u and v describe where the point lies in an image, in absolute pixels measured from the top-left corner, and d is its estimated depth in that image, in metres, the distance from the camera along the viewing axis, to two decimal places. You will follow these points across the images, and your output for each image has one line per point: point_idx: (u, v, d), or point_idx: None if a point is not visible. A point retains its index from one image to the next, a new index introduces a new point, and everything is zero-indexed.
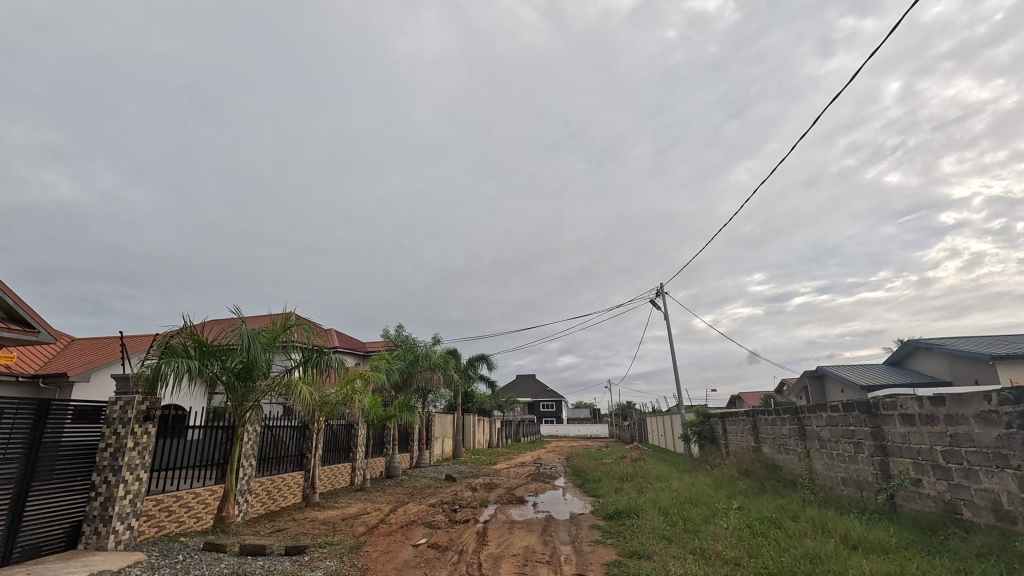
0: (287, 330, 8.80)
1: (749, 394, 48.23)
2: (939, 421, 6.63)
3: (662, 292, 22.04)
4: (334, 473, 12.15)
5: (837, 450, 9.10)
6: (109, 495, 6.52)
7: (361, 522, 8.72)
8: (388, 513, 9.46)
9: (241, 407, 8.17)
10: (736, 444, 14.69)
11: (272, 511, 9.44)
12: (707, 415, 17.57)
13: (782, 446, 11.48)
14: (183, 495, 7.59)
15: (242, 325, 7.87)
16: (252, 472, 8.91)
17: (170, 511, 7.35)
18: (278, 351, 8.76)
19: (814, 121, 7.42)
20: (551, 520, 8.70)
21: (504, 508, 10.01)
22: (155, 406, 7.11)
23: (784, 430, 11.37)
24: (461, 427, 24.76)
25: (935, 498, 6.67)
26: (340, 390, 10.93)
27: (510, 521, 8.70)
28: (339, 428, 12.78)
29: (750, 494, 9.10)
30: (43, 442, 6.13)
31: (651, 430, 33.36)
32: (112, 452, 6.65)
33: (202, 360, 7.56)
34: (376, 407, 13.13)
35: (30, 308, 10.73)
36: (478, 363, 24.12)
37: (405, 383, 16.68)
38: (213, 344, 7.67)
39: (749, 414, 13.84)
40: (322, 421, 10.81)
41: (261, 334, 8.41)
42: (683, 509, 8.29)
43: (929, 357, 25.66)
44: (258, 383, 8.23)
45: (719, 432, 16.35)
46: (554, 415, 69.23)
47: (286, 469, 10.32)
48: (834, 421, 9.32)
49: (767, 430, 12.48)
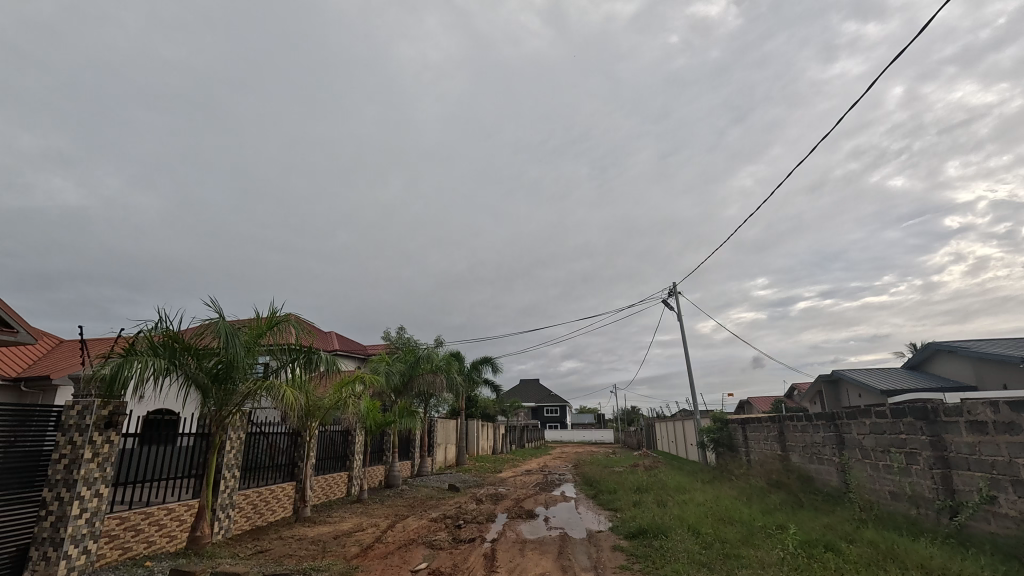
0: (274, 326, 7.90)
1: (759, 398, 47.17)
2: (1021, 429, 5.70)
3: (675, 292, 21.10)
4: (329, 483, 11.28)
5: (884, 461, 8.16)
6: (61, 514, 5.65)
7: (355, 541, 7.81)
8: (385, 530, 8.53)
9: (221, 412, 7.35)
10: (759, 453, 13.71)
11: (258, 526, 8.60)
12: (725, 421, 16.59)
13: (815, 455, 10.49)
14: (152, 512, 6.75)
15: (221, 320, 6.98)
16: (235, 484, 8.07)
17: (137, 530, 6.51)
18: (260, 350, 7.86)
19: (868, 88, 6.53)
20: (568, 540, 7.77)
21: (514, 524, 9.07)
22: (119, 411, 6.27)
23: (818, 438, 10.41)
24: (464, 432, 23.82)
25: (1015, 519, 5.74)
26: (333, 394, 10.01)
27: (521, 541, 7.75)
28: (334, 435, 11.92)
29: (789, 510, 8.15)
30: (21, 449, 5.59)
31: (660, 436, 32.32)
32: (66, 464, 5.80)
33: (173, 358, 6.70)
34: (373, 412, 12.21)
35: (7, 307, 9.95)
36: (481, 367, 23.20)
37: (405, 387, 15.79)
38: (188, 341, 6.80)
39: (774, 420, 12.87)
40: (315, 426, 9.90)
41: (242, 330, 7.53)
42: (717, 529, 7.34)
43: (952, 360, 24.63)
44: (238, 386, 7.37)
45: (739, 439, 15.38)
46: (558, 420, 68.17)
47: (275, 479, 9.46)
48: (880, 429, 8.37)
49: (796, 437, 11.53)
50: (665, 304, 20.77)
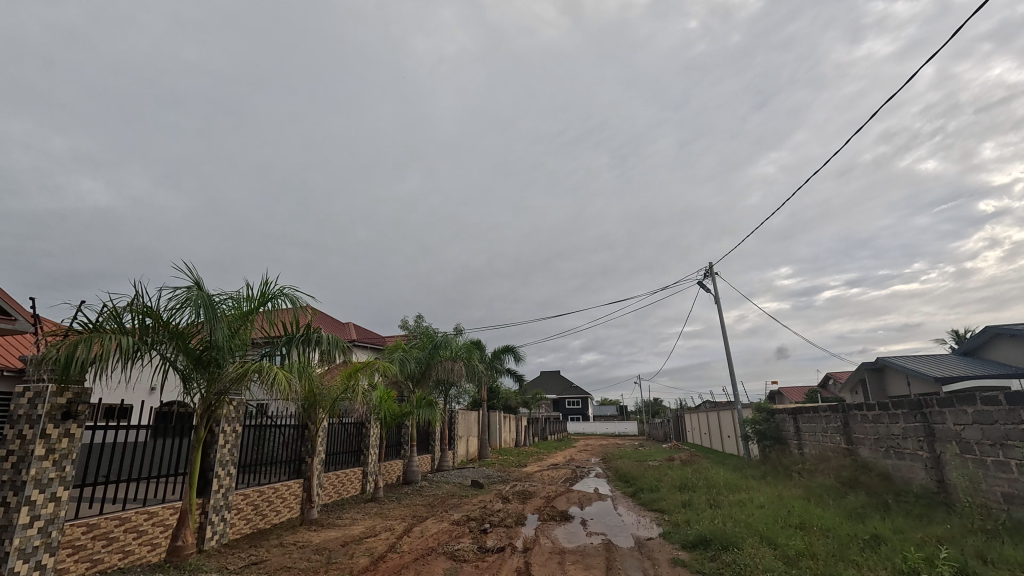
0: (268, 302, 6.79)
1: (792, 389, 45.11)
2: None
3: (710, 272, 19.54)
4: (340, 480, 10.29)
5: (996, 457, 6.75)
6: (7, 523, 4.68)
7: (364, 550, 6.70)
8: (401, 536, 7.45)
9: (207, 401, 6.34)
10: (816, 446, 12.31)
11: (259, 529, 7.63)
12: (771, 412, 15.17)
13: (893, 449, 9.06)
14: (128, 517, 5.78)
15: (195, 290, 5.96)
16: (231, 483, 7.09)
17: (109, 539, 5.54)
18: (253, 330, 6.80)
19: None
20: (616, 550, 6.54)
21: (547, 528, 7.92)
22: (80, 399, 5.26)
23: (897, 430, 9.00)
24: (486, 425, 22.77)
25: None
26: (341, 381, 8.85)
27: (559, 551, 6.51)
28: (346, 428, 10.92)
29: (880, 517, 6.79)
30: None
31: (691, 428, 30.72)
32: (14, 463, 4.82)
33: (144, 337, 5.67)
34: (388, 403, 11.13)
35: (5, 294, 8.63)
36: (504, 357, 22.05)
37: (424, 376, 14.77)
38: (162, 317, 5.76)
39: (834, 409, 11.48)
40: (324, 419, 8.83)
41: (229, 306, 6.48)
42: (799, 540, 6.04)
43: (1015, 345, 22.58)
44: (225, 369, 6.31)
45: (789, 430, 13.98)
46: (581, 412, 66.89)
47: (280, 477, 8.48)
48: (987, 419, 6.94)
49: (865, 429, 10.13)
50: (700, 285, 19.20)
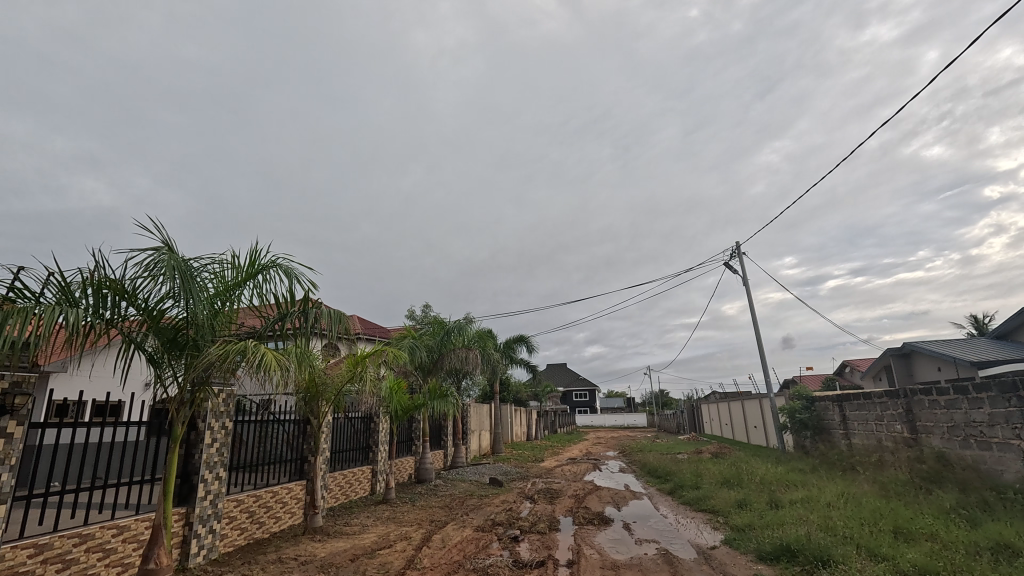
0: (259, 275, 5.69)
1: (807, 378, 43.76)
2: None
3: (737, 253, 18.27)
4: (348, 480, 9.28)
5: None
6: None
7: (380, 567, 5.61)
8: (420, 547, 6.36)
9: (186, 392, 5.28)
10: (868, 436, 11.18)
11: (256, 539, 6.62)
12: (810, 399, 14.01)
13: (976, 438, 7.92)
14: (91, 534, 4.73)
15: (167, 255, 4.87)
16: (221, 488, 6.05)
17: (66, 562, 4.50)
18: (240, 307, 5.71)
19: None
20: (681, 563, 5.44)
21: (585, 535, 6.87)
22: (19, 390, 4.21)
23: (981, 416, 7.85)
24: (498, 418, 21.70)
25: None
26: (347, 369, 7.74)
27: (612, 567, 5.38)
28: (353, 422, 9.88)
29: (992, 519, 5.69)
30: None
31: (709, 419, 29.46)
32: None
33: (103, 313, 4.59)
34: (398, 394, 10.06)
35: None
36: (516, 347, 20.93)
37: (435, 365, 13.71)
38: (125, 287, 4.68)
39: (891, 394, 10.33)
40: (328, 412, 7.76)
41: (211, 279, 5.39)
42: (912, 550, 4.92)
43: None
44: (206, 352, 5.23)
45: (834, 419, 12.83)
46: (589, 405, 65.94)
47: (279, 479, 7.47)
48: None
49: (935, 416, 8.98)
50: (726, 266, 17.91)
